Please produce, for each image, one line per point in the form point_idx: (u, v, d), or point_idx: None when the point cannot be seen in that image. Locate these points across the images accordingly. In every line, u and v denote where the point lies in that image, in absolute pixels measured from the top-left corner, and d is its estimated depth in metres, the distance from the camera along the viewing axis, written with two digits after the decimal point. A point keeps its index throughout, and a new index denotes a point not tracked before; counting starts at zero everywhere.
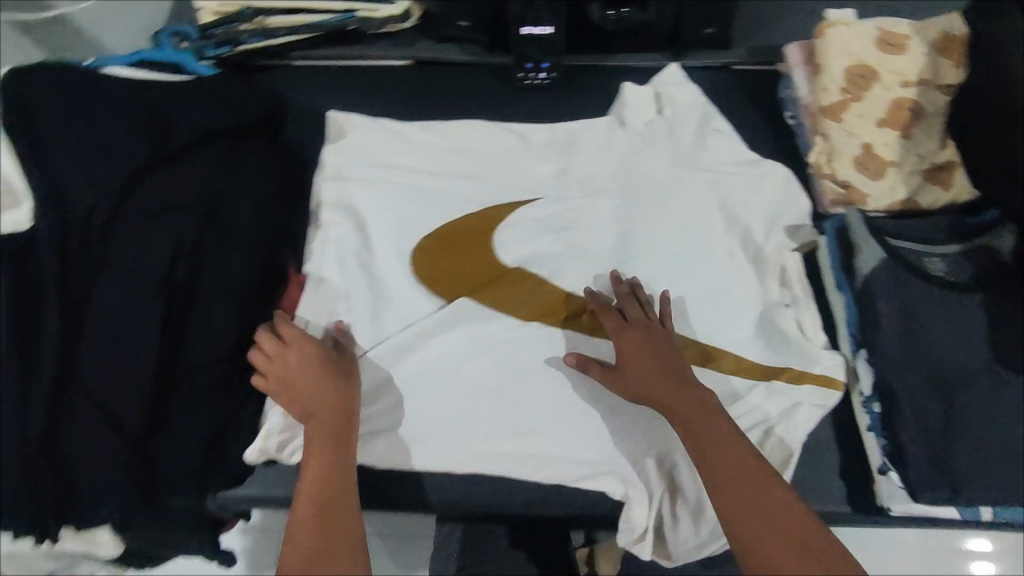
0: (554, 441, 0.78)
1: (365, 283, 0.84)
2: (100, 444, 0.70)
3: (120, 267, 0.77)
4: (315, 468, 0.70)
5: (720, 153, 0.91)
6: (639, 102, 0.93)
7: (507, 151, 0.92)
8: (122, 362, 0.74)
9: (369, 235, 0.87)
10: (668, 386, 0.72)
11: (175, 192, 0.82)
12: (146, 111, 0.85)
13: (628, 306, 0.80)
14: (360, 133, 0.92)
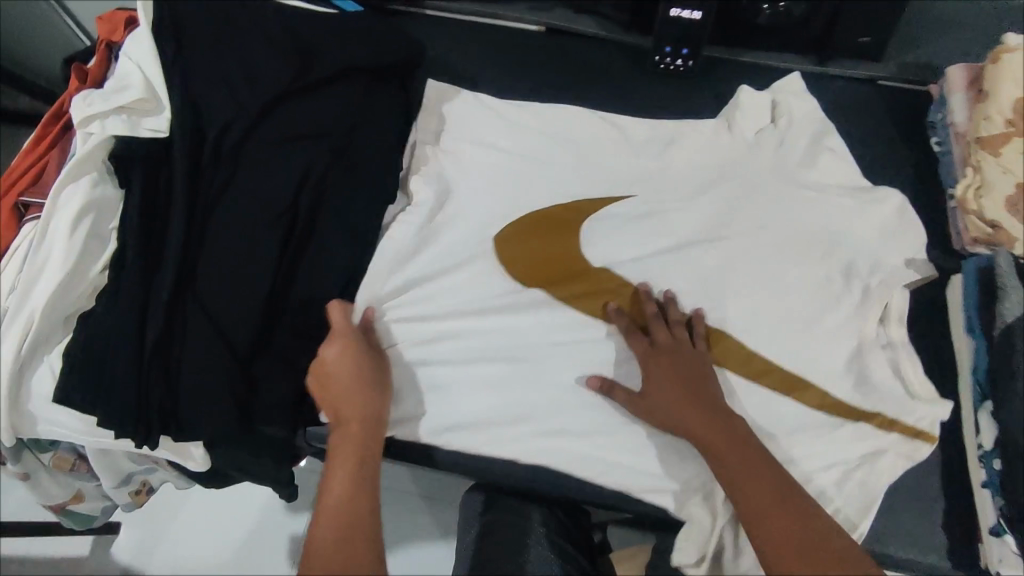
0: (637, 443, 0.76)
1: (464, 250, 0.82)
2: (209, 359, 0.72)
3: (247, 190, 0.79)
4: (341, 464, 0.68)
5: (827, 174, 0.86)
6: (753, 107, 0.88)
7: (617, 135, 0.88)
8: (238, 283, 0.75)
9: (466, 206, 0.84)
10: (698, 415, 0.71)
11: (306, 124, 0.82)
12: (288, 37, 0.84)
13: (655, 328, 0.77)
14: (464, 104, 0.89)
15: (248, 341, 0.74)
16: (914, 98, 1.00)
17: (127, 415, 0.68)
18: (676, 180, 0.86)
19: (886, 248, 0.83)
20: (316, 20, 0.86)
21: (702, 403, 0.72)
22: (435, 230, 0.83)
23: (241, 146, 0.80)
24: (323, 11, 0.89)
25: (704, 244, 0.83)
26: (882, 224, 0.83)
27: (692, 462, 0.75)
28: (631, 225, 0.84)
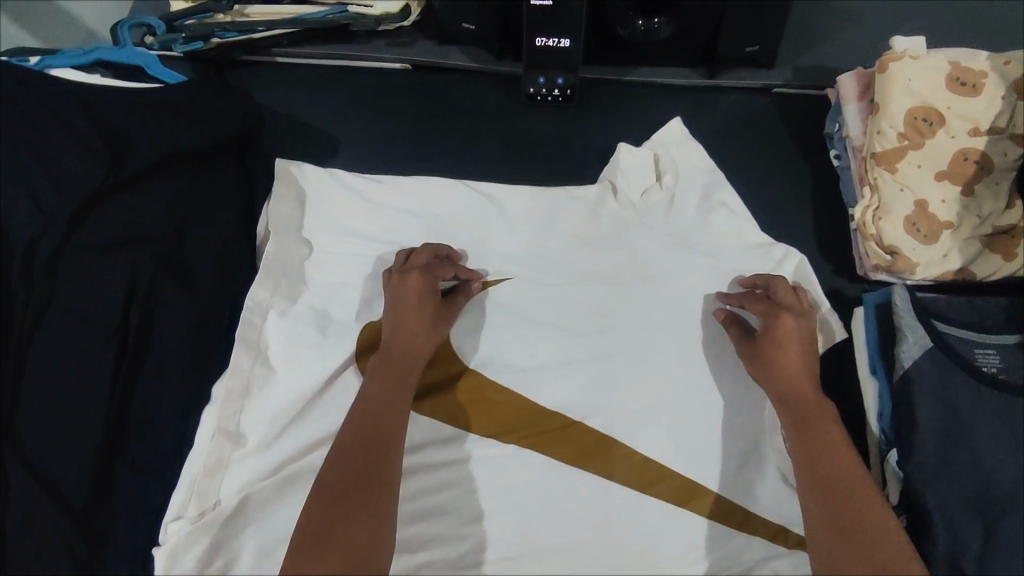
0: (582, 555, 0.69)
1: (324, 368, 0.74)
2: (36, 520, 0.63)
3: (67, 312, 0.69)
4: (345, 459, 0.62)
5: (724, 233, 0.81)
6: (634, 167, 0.84)
7: (495, 196, 0.83)
8: (67, 425, 0.67)
9: (338, 301, 0.78)
10: (798, 382, 0.69)
11: (132, 225, 0.74)
12: (97, 125, 0.74)
13: (780, 290, 0.74)
14: (316, 186, 0.82)
15: (82, 491, 0.66)
16: (811, 105, 0.92)
17: None
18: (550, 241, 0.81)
19: None
20: (130, 103, 0.77)
21: (801, 378, 0.69)
22: (293, 350, 0.74)
23: (54, 262, 0.69)
24: (140, 87, 0.79)
25: (580, 324, 0.77)
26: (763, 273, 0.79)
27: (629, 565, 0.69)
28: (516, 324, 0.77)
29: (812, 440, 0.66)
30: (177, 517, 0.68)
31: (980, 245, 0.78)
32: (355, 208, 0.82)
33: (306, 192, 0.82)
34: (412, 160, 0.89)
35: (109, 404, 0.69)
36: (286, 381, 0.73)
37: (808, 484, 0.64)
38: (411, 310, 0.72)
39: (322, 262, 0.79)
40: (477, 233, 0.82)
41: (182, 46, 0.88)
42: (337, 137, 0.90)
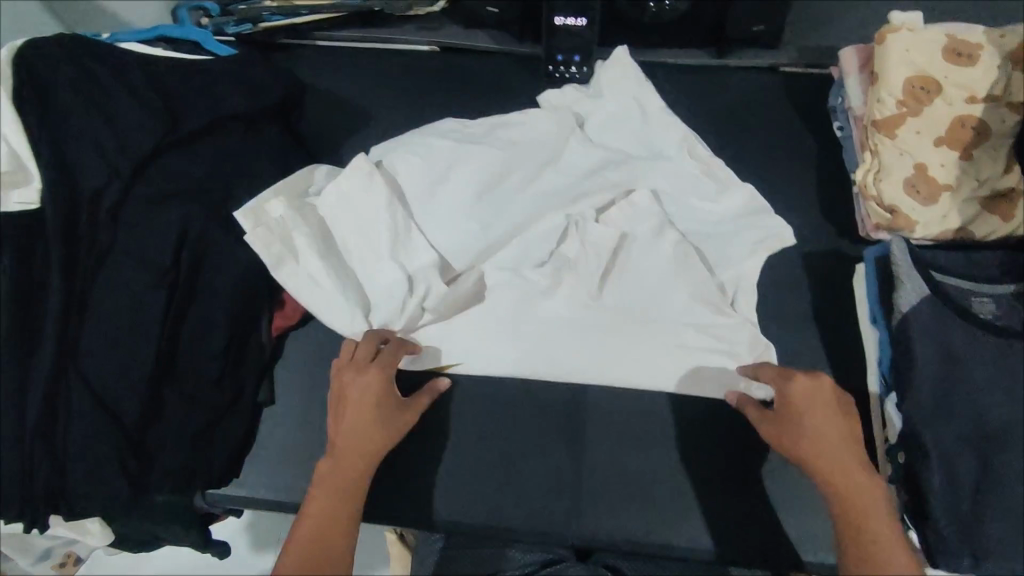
0: (596, 466, 0.78)
1: (392, 296, 0.80)
2: (95, 437, 0.70)
3: (126, 254, 0.76)
4: (344, 475, 0.65)
5: (684, 186, 0.86)
6: (563, 102, 0.90)
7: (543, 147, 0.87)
8: (125, 355, 0.73)
9: (377, 245, 0.81)
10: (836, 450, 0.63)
11: (186, 177, 0.81)
12: (159, 93, 0.82)
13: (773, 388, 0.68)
14: (404, 158, 0.85)
15: (137, 409, 0.73)
16: (816, 82, 0.97)
17: (10, 504, 0.67)
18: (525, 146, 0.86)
19: (710, 221, 0.85)
20: (188, 74, 0.85)
21: (828, 417, 0.64)
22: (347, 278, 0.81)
23: (116, 210, 0.77)
24: (195, 59, 0.87)
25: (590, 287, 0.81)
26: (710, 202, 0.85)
27: (643, 461, 0.78)
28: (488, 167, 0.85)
29: (852, 498, 0.61)
30: (229, 424, 0.78)
31: (978, 207, 0.82)
32: (424, 185, 0.85)
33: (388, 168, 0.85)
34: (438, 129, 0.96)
35: (159, 338, 0.75)
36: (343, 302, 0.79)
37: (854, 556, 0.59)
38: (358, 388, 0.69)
39: (349, 203, 0.81)
40: (478, 167, 0.85)
41: (234, 28, 0.98)
42: (370, 109, 0.98)
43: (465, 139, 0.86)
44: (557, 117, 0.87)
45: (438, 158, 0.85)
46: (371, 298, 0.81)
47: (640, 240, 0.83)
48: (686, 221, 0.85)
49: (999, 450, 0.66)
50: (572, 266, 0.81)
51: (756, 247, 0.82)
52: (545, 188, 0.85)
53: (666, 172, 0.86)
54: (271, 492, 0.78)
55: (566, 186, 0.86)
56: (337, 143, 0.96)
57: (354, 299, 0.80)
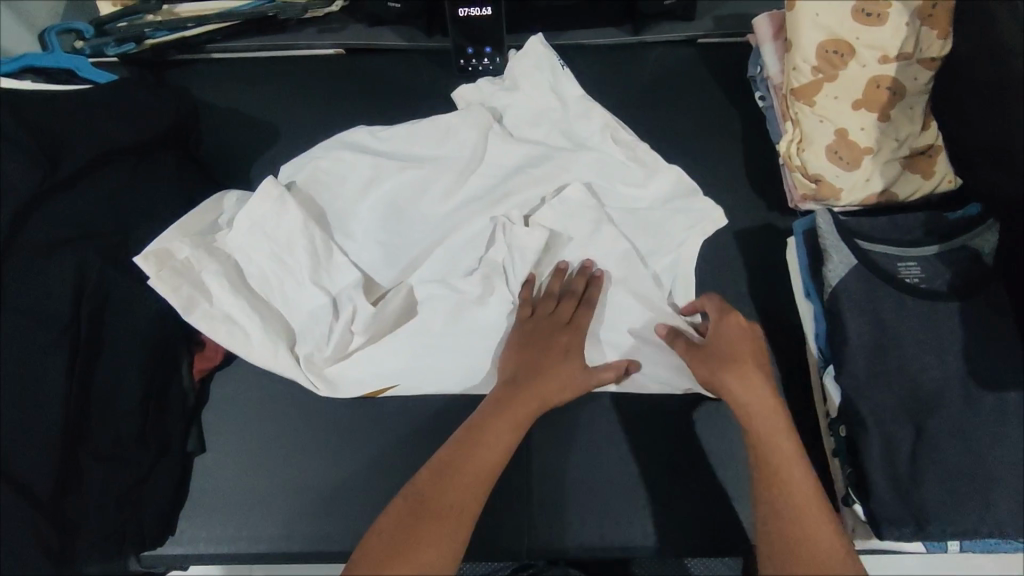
0: (550, 475, 0.76)
1: (315, 324, 0.75)
2: (10, 520, 0.63)
3: (15, 310, 0.68)
4: (508, 438, 0.65)
5: (613, 173, 0.81)
6: (479, 94, 0.84)
7: (459, 145, 0.81)
8: (32, 425, 0.66)
9: (291, 269, 0.75)
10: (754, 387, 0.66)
11: (75, 221, 0.74)
12: (31, 129, 0.74)
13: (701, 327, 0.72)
14: (316, 174, 0.80)
15: (49, 481, 0.66)
16: (735, 52, 0.95)
17: None
18: (446, 149, 0.81)
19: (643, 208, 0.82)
20: (65, 105, 0.77)
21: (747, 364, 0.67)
22: (263, 309, 0.75)
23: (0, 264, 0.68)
24: (71, 89, 0.80)
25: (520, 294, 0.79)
26: (641, 187, 0.81)
27: (596, 462, 0.77)
28: (407, 171, 0.80)
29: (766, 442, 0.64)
30: (156, 479, 0.74)
31: (899, 167, 0.81)
32: (341, 202, 0.80)
33: (297, 187, 0.79)
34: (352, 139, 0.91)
35: (66, 399, 0.68)
36: (263, 336, 0.74)
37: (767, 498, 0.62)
38: (552, 350, 0.72)
39: (256, 228, 0.74)
40: (396, 174, 0.80)
41: (115, 49, 0.90)
42: (276, 124, 0.92)
43: (373, 150, 0.81)
44: (472, 109, 0.81)
45: (354, 170, 0.80)
46: (296, 327, 0.76)
47: (574, 235, 0.80)
48: (619, 211, 0.82)
49: (932, 414, 0.67)
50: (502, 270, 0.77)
51: (689, 232, 0.80)
52: (469, 192, 0.81)
53: (585, 164, 0.81)
54: (212, 545, 0.75)
55: (491, 188, 0.82)
56: (246, 163, 0.90)
57: (278, 331, 0.75)
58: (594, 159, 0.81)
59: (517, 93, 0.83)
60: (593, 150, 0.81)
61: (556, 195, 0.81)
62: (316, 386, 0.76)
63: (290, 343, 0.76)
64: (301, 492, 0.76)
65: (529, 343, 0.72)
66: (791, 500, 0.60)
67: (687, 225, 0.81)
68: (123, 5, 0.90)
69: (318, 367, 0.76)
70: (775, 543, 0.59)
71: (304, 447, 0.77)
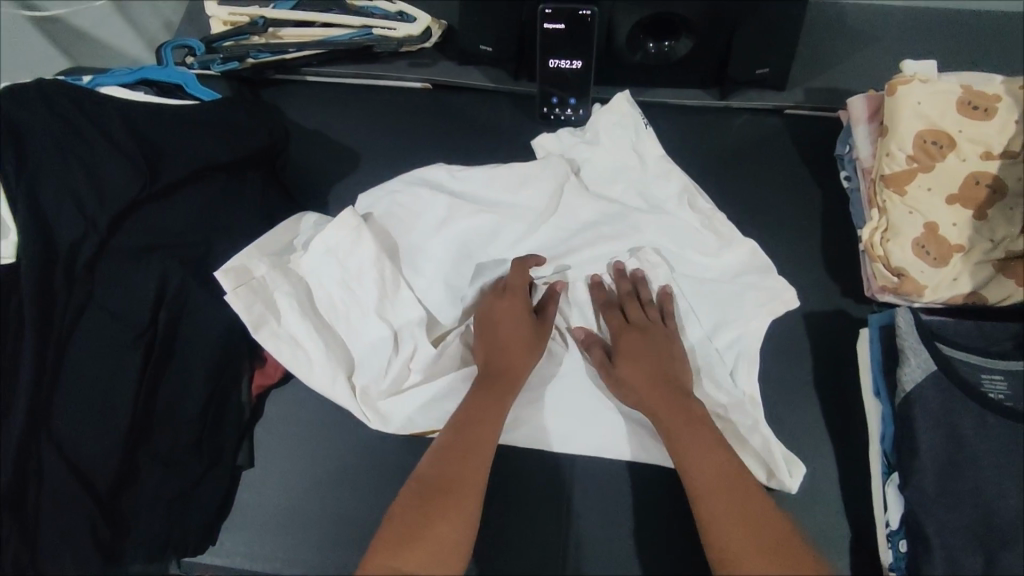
0: (585, 542, 0.75)
1: (377, 358, 0.77)
2: (72, 507, 0.69)
3: (103, 307, 0.76)
4: (495, 419, 0.68)
5: (684, 242, 0.81)
6: (558, 142, 0.86)
7: (538, 194, 0.82)
8: (101, 418, 0.72)
9: (359, 296, 0.77)
10: (663, 389, 0.69)
11: (166, 229, 0.79)
12: (138, 141, 0.80)
13: (629, 306, 0.76)
14: (391, 204, 0.81)
15: (109, 478, 0.71)
16: (824, 127, 0.93)
17: None
18: (522, 198, 0.82)
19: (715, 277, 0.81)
20: (169, 120, 0.83)
21: (664, 376, 0.70)
22: (330, 336, 0.77)
23: (94, 263, 0.76)
24: (178, 104, 0.85)
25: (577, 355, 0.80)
26: (712, 261, 0.81)
27: (635, 534, 0.75)
28: (481, 211, 0.81)
29: (683, 439, 0.65)
30: (205, 491, 0.75)
31: (993, 270, 0.77)
32: (411, 236, 0.81)
33: (372, 215, 0.81)
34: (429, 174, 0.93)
35: (134, 398, 0.73)
36: (324, 362, 0.76)
37: (699, 483, 0.62)
38: (513, 324, 0.75)
39: (328, 252, 0.76)
40: (472, 213, 0.81)
41: (219, 66, 0.95)
42: (358, 151, 0.95)
43: (453, 186, 0.83)
44: (552, 158, 0.82)
45: (430, 204, 0.81)
46: (357, 357, 0.78)
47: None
48: (688, 279, 0.81)
49: (1006, 547, 0.63)
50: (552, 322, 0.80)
51: (760, 309, 0.78)
52: (538, 241, 0.83)
53: (658, 228, 0.82)
54: (248, 559, 0.76)
55: (560, 243, 0.83)
56: (324, 184, 0.92)
57: (339, 360, 0.77)
58: (667, 225, 0.82)
59: (596, 150, 0.84)
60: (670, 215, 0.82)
61: (630, 258, 0.81)
62: (368, 419, 0.77)
63: (340, 372, 0.77)
64: (338, 518, 0.77)
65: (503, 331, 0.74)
66: (710, 487, 0.61)
67: (757, 303, 0.78)
68: (233, 26, 0.96)
69: (371, 399, 0.77)
70: (713, 527, 0.59)
71: (348, 476, 0.79)
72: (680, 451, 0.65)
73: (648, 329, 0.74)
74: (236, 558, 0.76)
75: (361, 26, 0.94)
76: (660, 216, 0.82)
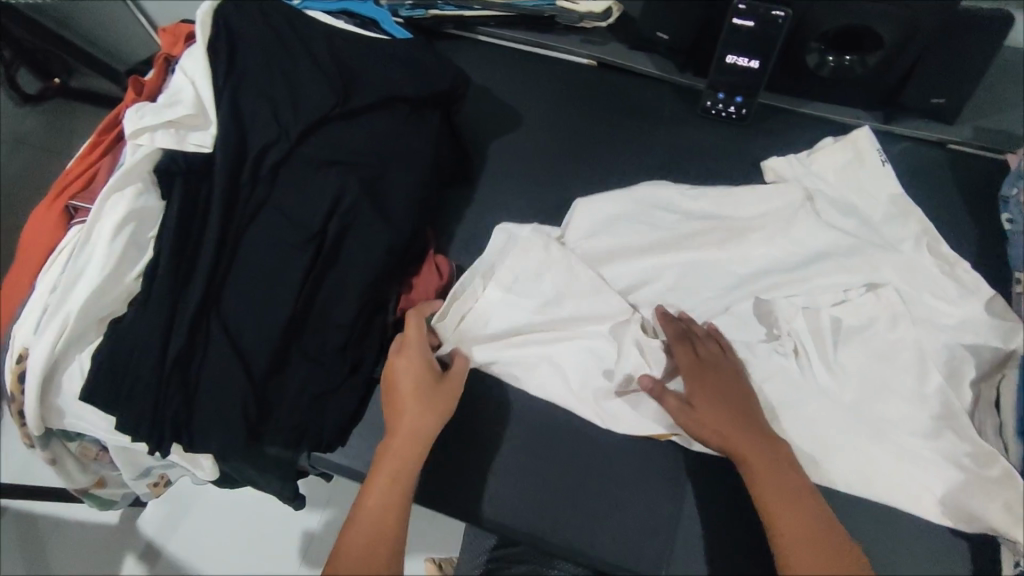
0: (697, 520, 0.75)
1: (600, 347, 0.80)
2: (228, 379, 0.74)
3: (280, 208, 0.81)
4: (402, 464, 0.71)
5: (915, 281, 0.83)
6: (782, 168, 0.89)
7: (779, 216, 0.85)
8: (263, 308, 0.77)
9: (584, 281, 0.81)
10: (741, 426, 0.71)
11: (348, 149, 0.83)
12: (335, 63, 0.85)
13: (874, 336, 0.80)
14: (624, 215, 0.86)
15: (264, 363, 0.76)
16: (987, 166, 0.92)
17: (142, 422, 0.72)
18: (754, 215, 0.86)
19: (937, 319, 0.81)
20: (363, 50, 0.88)
21: (737, 410, 0.72)
22: (553, 324, 0.82)
23: (278, 167, 0.82)
24: (373, 36, 0.90)
25: (801, 379, 0.78)
26: (938, 299, 0.81)
27: (751, 524, 0.75)
28: (713, 225, 0.86)
29: (772, 479, 0.68)
30: (340, 396, 0.79)
31: None
32: (644, 238, 0.85)
33: (616, 214, 0.86)
34: (584, 145, 0.96)
35: (297, 295, 0.77)
36: (552, 343, 0.81)
37: (789, 541, 0.65)
38: (405, 362, 0.75)
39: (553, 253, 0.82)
40: (697, 221, 0.86)
41: (407, 11, 1.01)
42: (518, 113, 0.98)
43: (714, 197, 0.86)
44: (797, 186, 0.86)
45: (661, 222, 0.86)
46: (582, 347, 0.81)
47: (873, 338, 0.80)
48: (923, 322, 0.81)
49: None
50: (818, 348, 0.79)
51: (959, 357, 0.78)
52: (772, 259, 0.83)
53: (894, 268, 0.83)
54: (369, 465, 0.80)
55: (801, 265, 0.84)
56: (484, 138, 0.97)
57: (566, 342, 0.81)
58: (903, 264, 0.83)
59: (831, 181, 0.89)
60: (906, 262, 0.83)
61: (866, 292, 0.82)
62: (590, 413, 0.79)
63: (644, 376, 0.79)
64: (446, 444, 0.80)
65: (404, 382, 0.74)
66: (792, 538, 0.64)
67: (907, 325, 0.79)
68: None
69: (602, 397, 0.79)
70: None
71: (475, 413, 0.82)
72: (761, 485, 0.68)
73: (717, 360, 0.76)
74: (357, 463, 0.81)
75: None
76: (893, 257, 0.83)
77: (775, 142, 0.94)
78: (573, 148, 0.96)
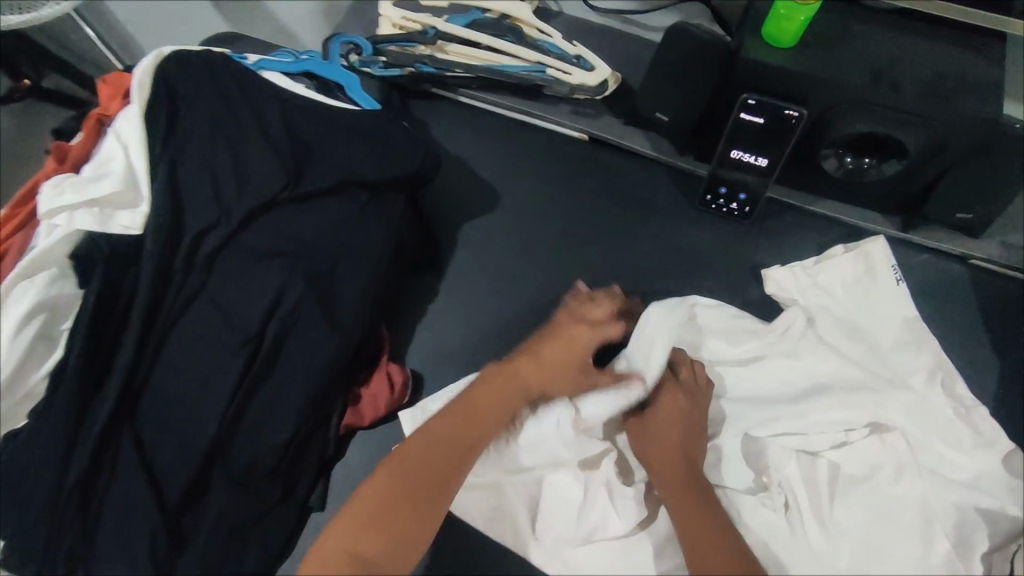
0: None
1: (570, 482, 0.71)
2: (135, 507, 0.66)
3: (214, 303, 0.71)
4: (494, 415, 0.69)
5: (925, 425, 0.73)
6: (782, 283, 0.80)
7: (774, 341, 0.78)
8: (185, 421, 0.69)
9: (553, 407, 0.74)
10: (677, 461, 0.69)
11: (298, 238, 0.74)
12: (289, 135, 0.75)
13: (872, 489, 0.71)
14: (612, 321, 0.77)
15: (180, 487, 0.68)
16: (1013, 288, 0.82)
17: (30, 556, 0.63)
18: (746, 340, 0.78)
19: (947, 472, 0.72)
20: (323, 120, 0.78)
21: (686, 437, 0.71)
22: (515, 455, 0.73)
23: (216, 253, 0.71)
24: (337, 104, 0.80)
25: (787, 536, 0.70)
26: (949, 450, 0.72)
27: None
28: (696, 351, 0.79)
29: (690, 508, 0.65)
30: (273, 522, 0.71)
31: None
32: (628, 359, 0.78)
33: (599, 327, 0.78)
34: (568, 232, 0.86)
35: (226, 409, 0.69)
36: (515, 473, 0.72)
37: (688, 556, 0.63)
38: (559, 349, 0.72)
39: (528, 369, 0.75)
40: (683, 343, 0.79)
41: (380, 70, 0.91)
42: (497, 191, 0.89)
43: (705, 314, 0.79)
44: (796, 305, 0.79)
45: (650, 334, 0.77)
46: (547, 482, 0.72)
47: (872, 491, 0.71)
48: (934, 476, 0.71)
49: None
50: (813, 500, 0.71)
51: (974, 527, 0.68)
52: (762, 389, 0.77)
53: (902, 408, 0.74)
54: None
55: (794, 398, 0.76)
56: (458, 217, 0.87)
57: (533, 474, 0.72)
58: (912, 404, 0.74)
59: (837, 299, 0.79)
60: (919, 401, 0.74)
61: (869, 434, 0.73)
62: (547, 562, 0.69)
63: (611, 520, 0.70)
64: None
65: (550, 364, 0.71)
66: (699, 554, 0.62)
67: (910, 479, 0.71)
68: (403, 29, 0.91)
69: (563, 546, 0.69)
70: None
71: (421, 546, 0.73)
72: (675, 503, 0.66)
73: (690, 392, 0.73)
74: None
75: (534, 61, 0.87)
76: (904, 397, 0.74)
77: (778, 244, 0.85)
78: (556, 235, 0.86)
